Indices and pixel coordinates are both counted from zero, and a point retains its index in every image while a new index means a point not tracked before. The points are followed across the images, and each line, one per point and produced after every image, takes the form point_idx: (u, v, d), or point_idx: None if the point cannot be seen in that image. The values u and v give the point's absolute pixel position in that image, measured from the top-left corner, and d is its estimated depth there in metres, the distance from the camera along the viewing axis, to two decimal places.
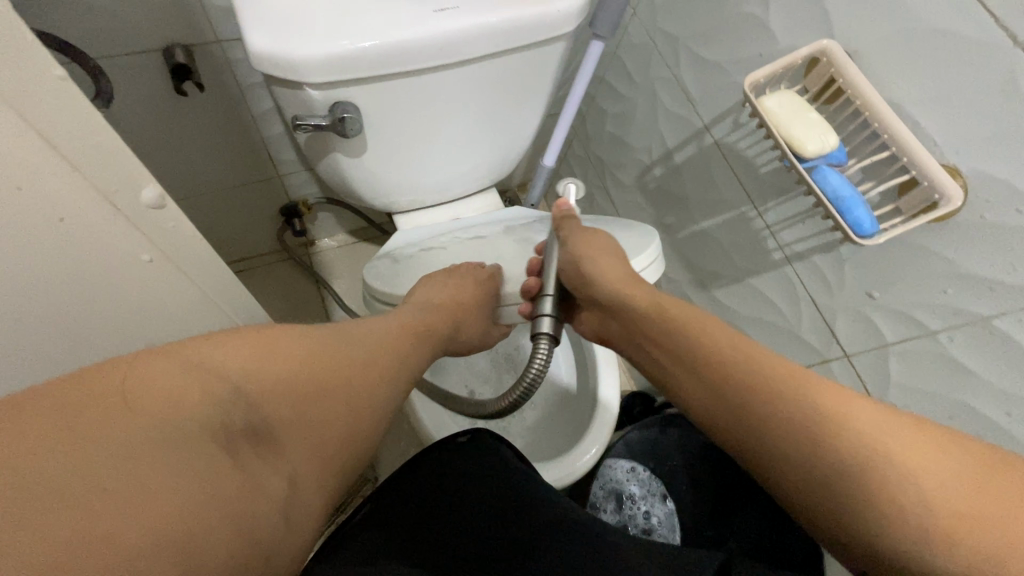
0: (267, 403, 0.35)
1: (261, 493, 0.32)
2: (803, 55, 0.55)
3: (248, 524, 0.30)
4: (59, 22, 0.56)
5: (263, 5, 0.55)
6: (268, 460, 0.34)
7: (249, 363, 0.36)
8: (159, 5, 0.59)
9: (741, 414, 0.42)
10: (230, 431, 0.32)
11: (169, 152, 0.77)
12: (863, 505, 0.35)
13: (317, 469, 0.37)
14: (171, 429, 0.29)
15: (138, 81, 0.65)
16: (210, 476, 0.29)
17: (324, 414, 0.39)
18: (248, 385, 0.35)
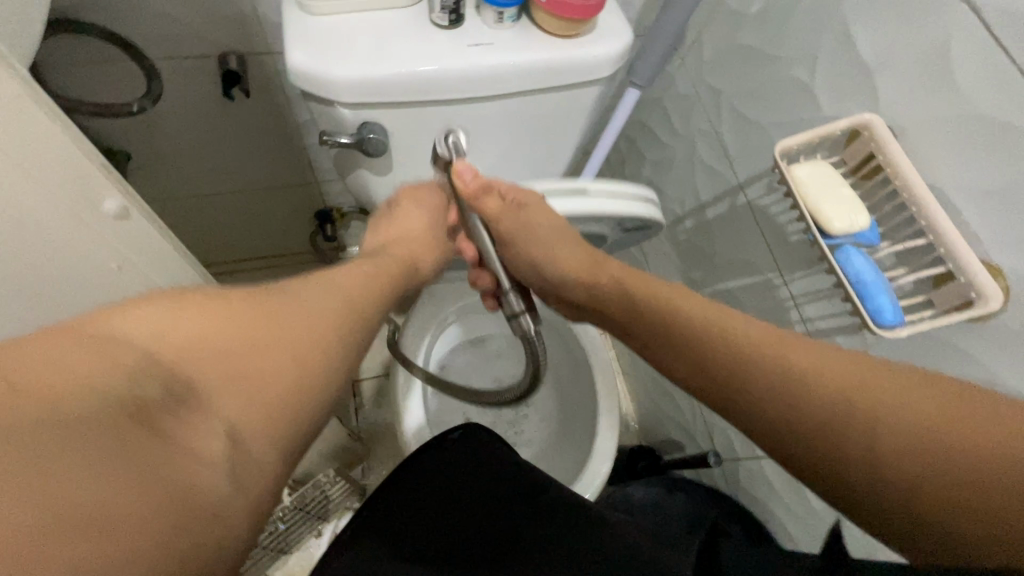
0: (190, 367, 0.31)
1: (193, 458, 0.28)
2: (841, 127, 0.53)
3: (186, 493, 0.27)
4: (127, 23, 0.61)
5: (309, 25, 0.58)
6: (198, 423, 0.30)
7: (166, 330, 0.32)
8: (219, 15, 0.63)
9: (756, 424, 0.39)
10: (147, 400, 0.28)
11: (213, 148, 0.81)
12: (900, 439, 0.34)
13: (274, 417, 0.33)
14: (71, 405, 0.25)
15: (192, 82, 0.70)
16: (128, 455, 0.26)
17: (273, 364, 0.35)
18: (158, 349, 0.31)
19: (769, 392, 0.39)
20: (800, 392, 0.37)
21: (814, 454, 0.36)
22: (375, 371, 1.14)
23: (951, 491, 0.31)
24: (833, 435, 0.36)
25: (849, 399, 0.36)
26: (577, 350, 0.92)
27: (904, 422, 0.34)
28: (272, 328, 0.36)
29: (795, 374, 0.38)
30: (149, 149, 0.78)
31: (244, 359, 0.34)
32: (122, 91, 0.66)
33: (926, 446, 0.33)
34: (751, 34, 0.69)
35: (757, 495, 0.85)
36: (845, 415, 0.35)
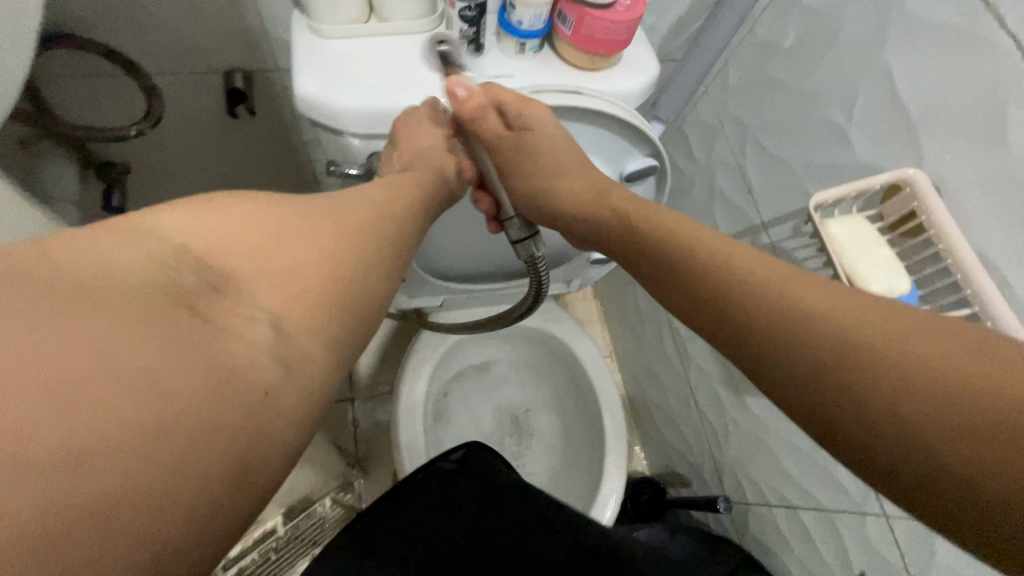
0: (227, 262, 0.33)
1: (235, 336, 0.31)
2: (881, 182, 0.49)
3: (228, 365, 0.29)
4: (126, 40, 0.58)
5: (319, 50, 0.55)
6: (239, 304, 0.32)
7: (202, 231, 0.34)
8: (224, 33, 0.60)
9: (756, 364, 0.35)
10: (185, 290, 0.31)
11: (214, 163, 0.78)
12: (874, 367, 0.30)
13: (309, 313, 0.34)
14: (121, 293, 0.28)
15: (194, 98, 0.67)
16: (173, 331, 0.28)
17: (304, 270, 0.36)
18: (194, 245, 0.33)
19: (766, 327, 0.35)
20: (781, 323, 0.35)
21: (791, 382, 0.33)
22: (374, 391, 1.10)
23: (929, 415, 0.28)
24: (810, 362, 0.32)
25: (827, 323, 0.33)
26: (585, 384, 0.89)
27: (885, 347, 0.31)
28: (303, 248, 0.37)
29: (776, 303, 0.36)
30: (149, 163, 0.75)
31: (275, 261, 0.35)
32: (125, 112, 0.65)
33: (905, 372, 0.29)
34: (781, 69, 0.65)
35: (768, 541, 0.82)
36: (838, 352, 0.32)
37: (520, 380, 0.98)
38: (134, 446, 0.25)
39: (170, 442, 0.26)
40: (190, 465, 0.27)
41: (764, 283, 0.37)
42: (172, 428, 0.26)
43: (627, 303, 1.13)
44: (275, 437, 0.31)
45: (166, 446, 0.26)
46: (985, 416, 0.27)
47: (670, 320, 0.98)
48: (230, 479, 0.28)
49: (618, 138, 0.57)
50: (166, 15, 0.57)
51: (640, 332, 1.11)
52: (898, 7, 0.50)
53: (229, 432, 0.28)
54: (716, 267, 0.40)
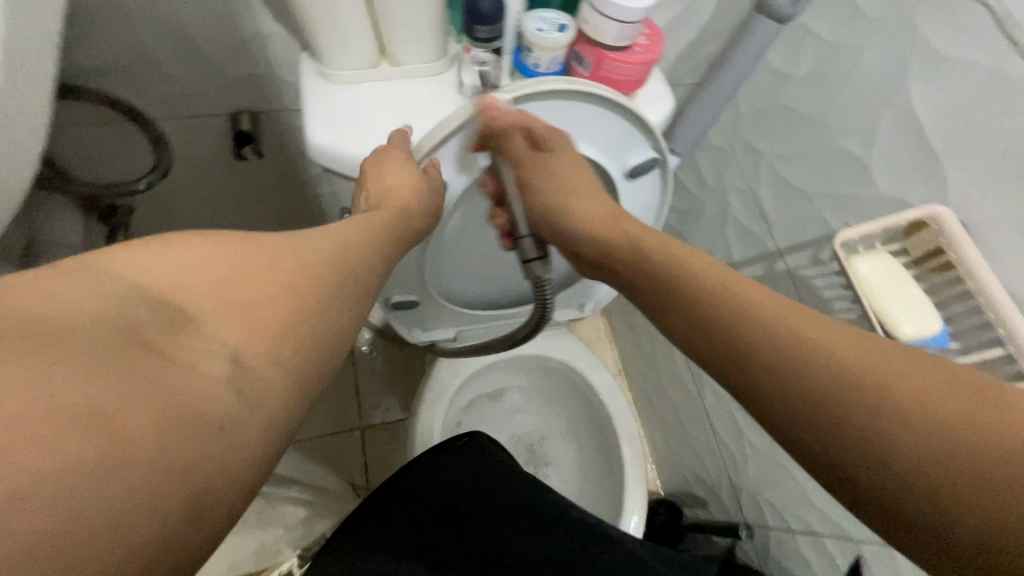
0: (183, 298, 0.31)
1: (193, 370, 0.29)
2: (906, 220, 0.49)
3: (177, 397, 0.28)
4: (129, 88, 0.57)
5: (332, 95, 0.54)
6: (196, 340, 0.30)
7: (163, 267, 0.32)
8: (231, 77, 0.59)
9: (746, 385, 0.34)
10: (136, 325, 0.29)
11: (220, 201, 0.77)
12: (872, 410, 0.29)
13: (272, 347, 0.33)
14: (70, 331, 0.27)
15: (198, 140, 0.66)
16: (123, 362, 0.27)
17: (268, 304, 0.33)
18: (152, 283, 0.31)
19: (768, 359, 0.33)
20: (773, 342, 0.33)
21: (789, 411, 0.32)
22: (384, 419, 1.09)
23: (921, 454, 0.27)
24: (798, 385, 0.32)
25: (818, 346, 0.32)
26: (600, 411, 0.88)
27: (874, 377, 0.30)
28: (270, 284, 0.34)
29: (783, 346, 0.33)
30: (152, 204, 0.74)
31: (234, 292, 0.33)
32: (125, 167, 0.66)
33: (896, 416, 0.29)
34: (796, 97, 0.65)
35: (790, 567, 0.81)
36: (832, 388, 0.31)
37: (533, 407, 0.97)
38: (75, 488, 0.23)
39: (115, 481, 0.25)
40: (137, 503, 0.25)
41: (757, 302, 0.36)
42: (118, 465, 0.25)
43: (637, 324, 1.13)
44: (232, 470, 0.29)
45: (108, 483, 0.24)
46: (966, 454, 0.27)
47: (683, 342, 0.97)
48: (177, 512, 0.27)
49: (618, 125, 0.54)
50: (174, 61, 0.56)
51: (651, 353, 1.10)
52: (919, 41, 0.50)
53: (181, 466, 0.27)
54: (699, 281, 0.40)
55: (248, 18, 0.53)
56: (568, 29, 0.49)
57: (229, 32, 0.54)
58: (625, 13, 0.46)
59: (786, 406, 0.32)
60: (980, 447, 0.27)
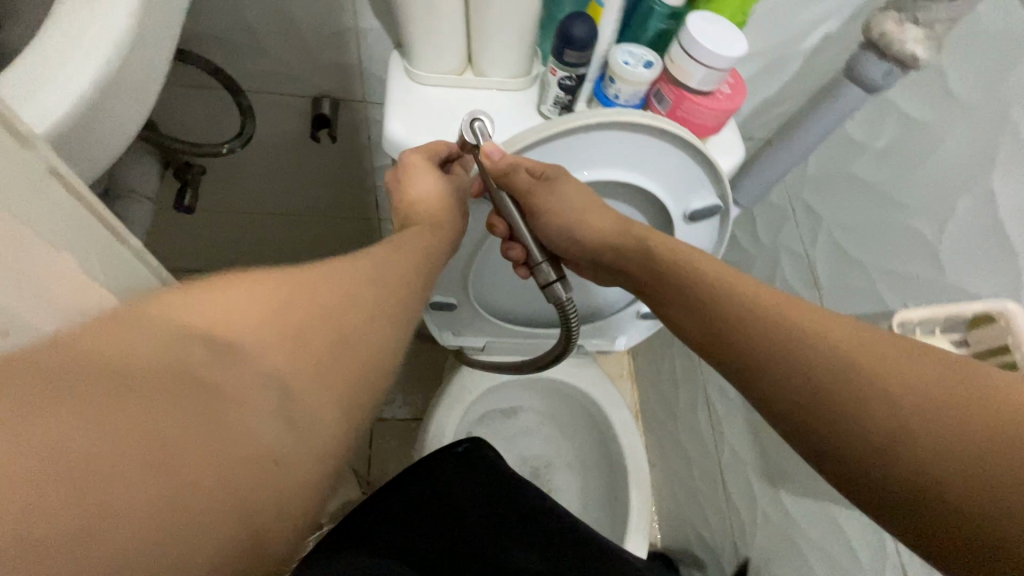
0: (233, 330, 0.26)
1: (245, 408, 0.24)
2: (970, 311, 0.47)
3: (237, 446, 0.24)
4: (228, 58, 0.60)
5: (413, 94, 0.56)
6: (248, 376, 0.25)
7: (202, 301, 0.26)
8: (322, 62, 0.62)
9: (768, 393, 0.38)
10: (193, 364, 0.24)
11: (286, 176, 0.80)
12: (879, 406, 0.33)
13: (325, 372, 0.29)
14: (117, 373, 0.22)
15: (280, 116, 0.69)
16: (180, 410, 0.23)
17: (309, 336, 0.29)
18: (199, 318, 0.25)
19: (790, 367, 0.37)
20: (788, 347, 0.38)
21: (817, 415, 0.35)
22: (395, 415, 1.10)
23: (939, 439, 0.30)
24: (795, 390, 0.36)
25: (827, 364, 0.35)
26: (612, 449, 0.87)
27: (861, 369, 0.34)
28: (311, 311, 0.29)
29: (803, 349, 0.37)
30: (222, 168, 0.77)
31: (281, 322, 0.28)
32: (211, 126, 0.70)
33: (911, 409, 0.32)
34: (869, 169, 0.63)
35: None
36: (844, 389, 0.34)
37: (545, 432, 0.96)
38: (139, 548, 0.20)
39: (182, 534, 0.21)
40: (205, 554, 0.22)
41: (775, 321, 0.39)
42: (184, 518, 0.21)
43: (663, 369, 1.10)
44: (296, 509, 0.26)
45: (178, 538, 0.21)
46: (921, 429, 0.31)
47: (708, 395, 0.95)
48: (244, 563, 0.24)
49: (689, 166, 0.54)
50: (272, 38, 0.59)
51: (672, 400, 1.07)
52: (1012, 132, 0.49)
53: (248, 510, 0.24)
54: (731, 304, 0.42)
55: (349, 12, 0.56)
56: (653, 66, 0.50)
57: (329, 20, 0.57)
58: (710, 59, 0.46)
59: (801, 408, 0.36)
60: (956, 442, 0.30)
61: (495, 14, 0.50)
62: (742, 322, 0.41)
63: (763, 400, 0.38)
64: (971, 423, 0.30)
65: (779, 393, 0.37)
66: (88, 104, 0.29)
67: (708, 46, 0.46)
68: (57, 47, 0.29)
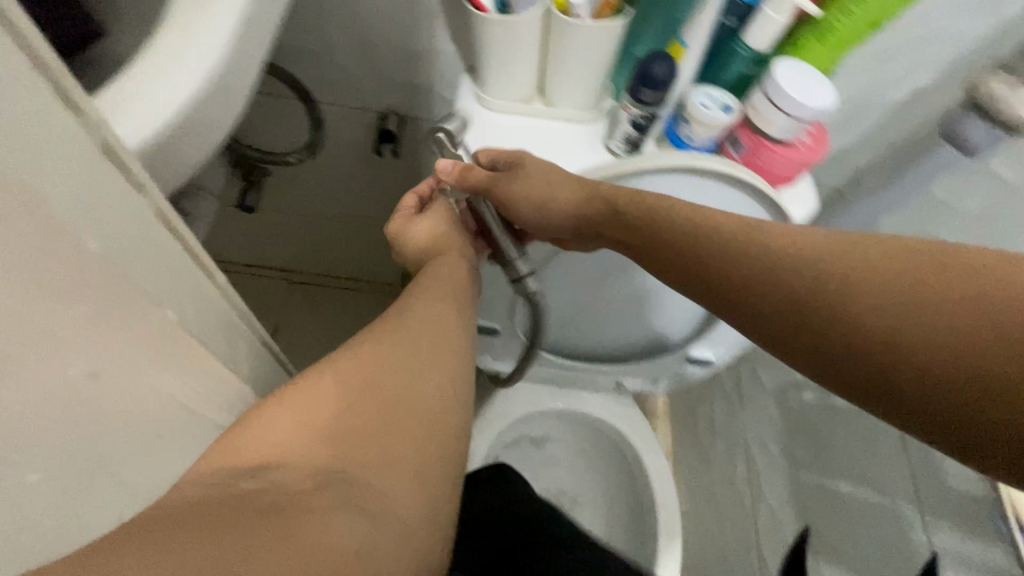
0: (289, 454, 0.29)
1: (315, 513, 0.27)
2: None
3: (313, 550, 0.25)
4: (307, 71, 0.62)
5: (480, 120, 0.56)
6: (315, 485, 0.29)
7: (258, 437, 0.30)
8: (394, 80, 0.63)
9: (771, 325, 0.39)
10: (262, 498, 0.27)
11: (345, 184, 0.82)
12: (875, 314, 0.34)
13: (381, 448, 0.32)
14: (207, 518, 0.24)
15: (347, 128, 0.71)
16: (242, 536, 0.24)
17: (356, 424, 0.32)
18: (262, 456, 0.29)
19: (788, 299, 0.38)
20: (778, 275, 0.38)
21: (820, 340, 0.36)
22: None
23: (939, 325, 0.32)
24: (795, 321, 0.37)
25: (811, 285, 0.37)
26: (644, 494, 0.83)
27: (853, 279, 0.35)
28: (354, 403, 0.33)
29: (795, 275, 0.38)
30: (286, 173, 0.80)
31: (319, 425, 0.31)
32: (281, 134, 0.72)
33: (907, 307, 0.33)
34: None
35: None
36: (840, 309, 0.35)
37: (573, 466, 0.93)
38: None
39: None
40: None
41: (761, 262, 0.39)
42: None
43: (698, 414, 1.05)
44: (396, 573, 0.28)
45: None
46: (919, 318, 0.33)
47: (749, 448, 0.91)
48: None
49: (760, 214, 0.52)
50: (349, 54, 0.60)
51: (705, 450, 1.02)
52: None
53: None
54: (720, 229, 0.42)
55: (427, 36, 0.57)
56: (732, 110, 0.48)
57: (407, 43, 0.58)
58: (793, 108, 0.45)
59: (801, 334, 0.37)
60: (956, 327, 0.32)
61: (568, 59, 0.49)
62: (734, 254, 0.41)
63: (766, 336, 0.39)
64: (960, 302, 0.32)
65: (777, 323, 0.38)
66: (173, 123, 0.29)
67: (792, 96, 0.44)
68: (156, 65, 0.30)
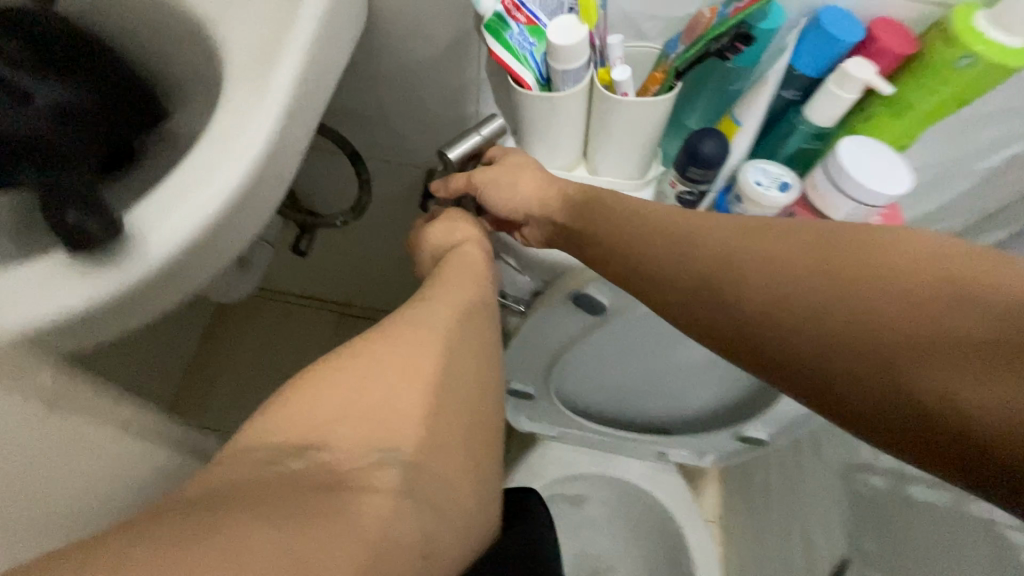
0: (336, 431, 0.32)
1: (368, 493, 0.30)
2: None
3: (360, 530, 0.29)
4: (359, 131, 0.64)
5: None
6: (362, 464, 0.31)
7: (304, 415, 0.32)
8: (441, 141, 0.64)
9: (751, 334, 0.34)
10: (323, 479, 0.30)
11: (393, 231, 0.83)
12: (868, 322, 0.30)
13: (429, 429, 0.34)
14: (271, 502, 0.28)
15: (396, 182, 0.72)
16: (298, 511, 0.28)
17: (393, 415, 0.34)
18: (316, 432, 0.32)
19: (774, 304, 0.33)
20: (762, 277, 0.34)
21: (808, 353, 0.31)
22: None
23: (946, 331, 0.27)
24: (781, 328, 0.32)
25: (800, 288, 0.32)
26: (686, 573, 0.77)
27: (843, 282, 0.31)
28: (400, 385, 0.35)
29: (782, 275, 0.33)
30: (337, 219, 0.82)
31: (355, 409, 0.33)
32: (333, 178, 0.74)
33: (903, 311, 0.29)
34: None
35: None
36: (832, 315, 0.31)
37: (611, 531, 0.88)
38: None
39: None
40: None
41: (742, 264, 0.35)
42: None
43: (753, 483, 0.96)
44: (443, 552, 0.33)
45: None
46: (917, 326, 0.28)
47: (808, 530, 0.82)
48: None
49: None
50: (398, 114, 0.61)
51: (756, 521, 0.93)
52: None
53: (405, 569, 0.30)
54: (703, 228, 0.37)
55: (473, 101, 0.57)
56: (790, 188, 0.44)
57: (455, 107, 0.59)
58: (852, 186, 0.41)
59: (787, 343, 0.32)
60: (967, 339, 0.27)
61: (612, 133, 0.47)
62: (715, 254, 0.36)
63: (747, 350, 0.34)
64: (973, 307, 0.27)
65: (762, 336, 0.33)
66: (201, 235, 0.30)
67: (849, 170, 0.41)
68: (194, 173, 0.31)
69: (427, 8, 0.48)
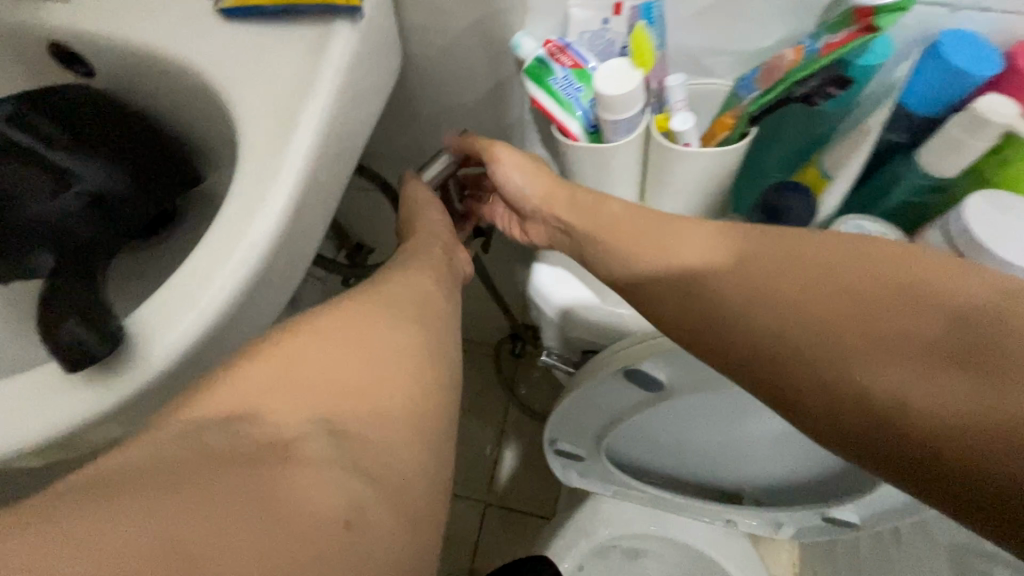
0: (279, 401, 0.25)
1: (301, 467, 0.23)
2: None
3: (283, 515, 0.21)
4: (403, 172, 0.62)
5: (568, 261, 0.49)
6: (310, 435, 0.24)
7: (250, 375, 0.26)
8: None
9: (742, 331, 0.31)
10: (246, 449, 0.23)
11: None
12: (848, 320, 0.28)
13: (401, 405, 0.28)
14: (165, 470, 0.21)
15: None
16: (212, 491, 0.21)
17: (362, 383, 0.27)
18: (254, 398, 0.25)
19: (757, 298, 0.31)
20: (751, 271, 0.31)
21: (790, 349, 0.29)
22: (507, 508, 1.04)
23: (917, 336, 0.27)
24: (768, 324, 0.30)
25: (784, 283, 0.30)
26: None
27: (826, 279, 0.30)
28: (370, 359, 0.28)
29: (770, 273, 0.31)
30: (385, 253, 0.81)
31: (297, 376, 0.26)
32: (380, 212, 0.73)
33: (880, 312, 0.28)
34: None
35: None
36: (819, 310, 0.29)
37: None
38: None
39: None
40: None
41: (729, 256, 0.32)
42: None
43: (838, 552, 0.84)
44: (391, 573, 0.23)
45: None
46: (892, 328, 0.27)
47: None
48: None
49: None
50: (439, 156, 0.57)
51: None
52: None
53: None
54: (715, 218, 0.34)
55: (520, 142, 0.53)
56: None
57: None
58: (969, 239, 0.33)
59: (770, 338, 0.30)
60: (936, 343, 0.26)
61: (672, 186, 0.41)
62: (704, 246, 0.33)
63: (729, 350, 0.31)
64: (936, 309, 0.27)
65: (744, 332, 0.31)
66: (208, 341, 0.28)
67: (962, 217, 0.33)
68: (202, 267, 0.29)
69: (465, 51, 0.44)
